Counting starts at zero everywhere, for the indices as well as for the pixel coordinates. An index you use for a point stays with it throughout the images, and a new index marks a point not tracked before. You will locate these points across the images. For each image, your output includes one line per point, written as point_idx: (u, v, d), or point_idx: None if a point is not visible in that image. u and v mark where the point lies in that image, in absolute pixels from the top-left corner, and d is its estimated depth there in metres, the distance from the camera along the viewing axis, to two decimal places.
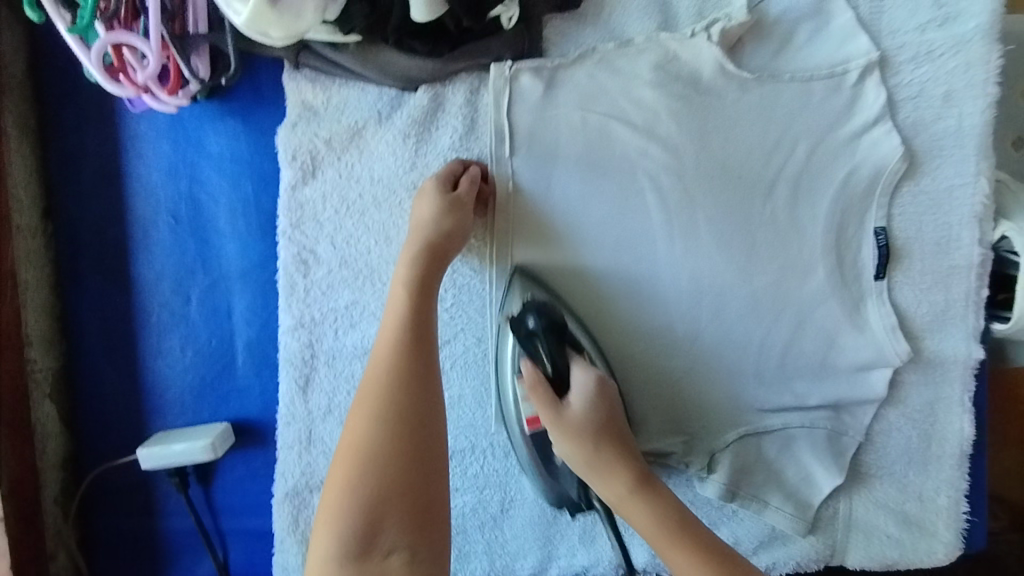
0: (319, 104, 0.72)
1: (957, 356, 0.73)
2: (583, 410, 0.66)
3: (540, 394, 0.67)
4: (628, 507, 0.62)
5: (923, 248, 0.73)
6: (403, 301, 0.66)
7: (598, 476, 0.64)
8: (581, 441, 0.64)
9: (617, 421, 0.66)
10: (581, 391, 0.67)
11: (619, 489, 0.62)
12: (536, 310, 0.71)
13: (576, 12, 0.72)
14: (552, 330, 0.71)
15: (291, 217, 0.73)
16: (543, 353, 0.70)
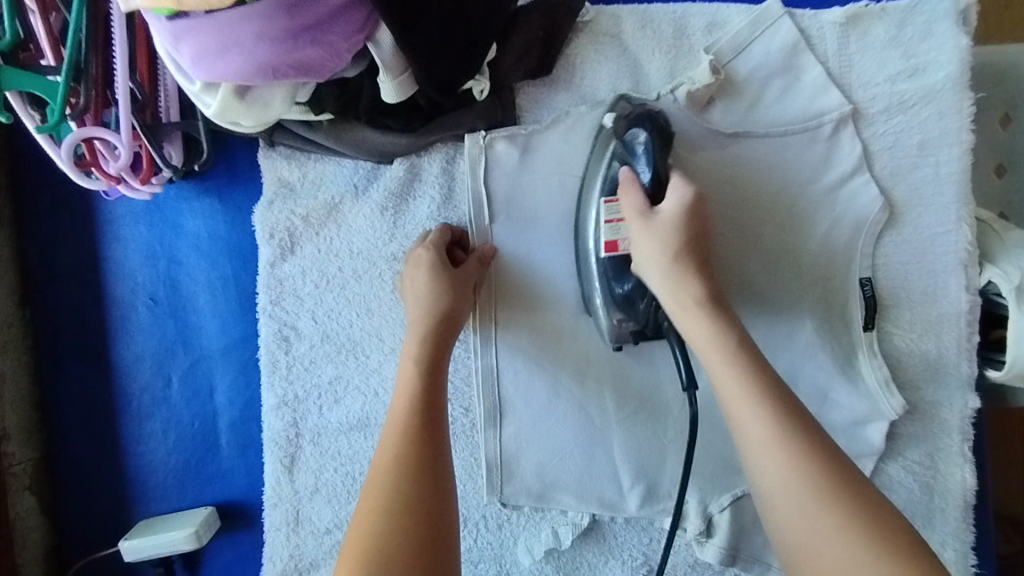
0: (295, 180, 0.72)
1: (953, 406, 0.72)
2: (672, 221, 0.62)
3: (634, 195, 0.63)
4: (684, 312, 0.60)
5: (910, 297, 0.72)
6: (412, 379, 0.62)
7: (666, 282, 0.61)
8: (663, 242, 0.61)
9: (704, 237, 0.63)
10: (677, 196, 0.63)
11: (688, 297, 0.60)
12: (644, 121, 0.66)
13: (549, 78, 0.72)
14: (657, 136, 0.65)
15: (271, 294, 0.73)
16: (642, 158, 0.64)
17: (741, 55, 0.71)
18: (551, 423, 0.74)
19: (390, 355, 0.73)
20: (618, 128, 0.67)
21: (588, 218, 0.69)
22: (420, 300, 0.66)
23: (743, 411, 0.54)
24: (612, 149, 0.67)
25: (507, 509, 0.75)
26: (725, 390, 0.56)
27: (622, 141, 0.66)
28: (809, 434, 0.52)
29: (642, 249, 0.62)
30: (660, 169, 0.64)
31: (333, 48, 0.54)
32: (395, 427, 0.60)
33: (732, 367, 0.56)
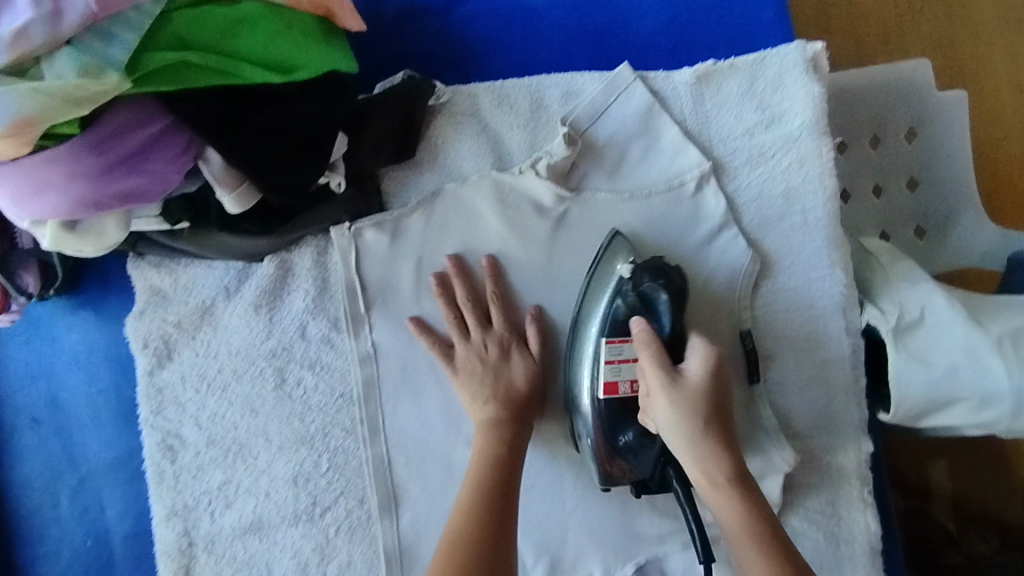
0: (166, 287, 0.72)
1: (846, 450, 0.71)
2: (702, 386, 0.56)
3: (655, 354, 0.58)
4: (714, 488, 0.56)
5: (794, 344, 0.72)
6: (489, 442, 0.65)
7: (688, 430, 0.56)
8: (691, 425, 0.56)
9: (724, 398, 0.58)
10: (701, 357, 0.58)
11: (719, 474, 0.55)
12: (654, 273, 0.64)
13: (411, 161, 0.73)
14: (674, 296, 0.62)
15: (151, 403, 0.72)
16: (662, 314, 0.61)
17: (599, 124, 0.72)
18: (448, 505, 0.72)
19: (278, 453, 0.72)
20: (633, 277, 0.65)
21: (596, 311, 0.66)
22: (491, 387, 0.68)
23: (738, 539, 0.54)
24: (616, 288, 0.65)
25: None
26: (735, 535, 0.54)
27: (635, 291, 0.64)
28: (778, 541, 0.53)
29: (660, 405, 0.57)
30: (678, 329, 0.61)
31: (158, 173, 0.54)
32: (462, 519, 0.59)
33: (758, 556, 0.52)
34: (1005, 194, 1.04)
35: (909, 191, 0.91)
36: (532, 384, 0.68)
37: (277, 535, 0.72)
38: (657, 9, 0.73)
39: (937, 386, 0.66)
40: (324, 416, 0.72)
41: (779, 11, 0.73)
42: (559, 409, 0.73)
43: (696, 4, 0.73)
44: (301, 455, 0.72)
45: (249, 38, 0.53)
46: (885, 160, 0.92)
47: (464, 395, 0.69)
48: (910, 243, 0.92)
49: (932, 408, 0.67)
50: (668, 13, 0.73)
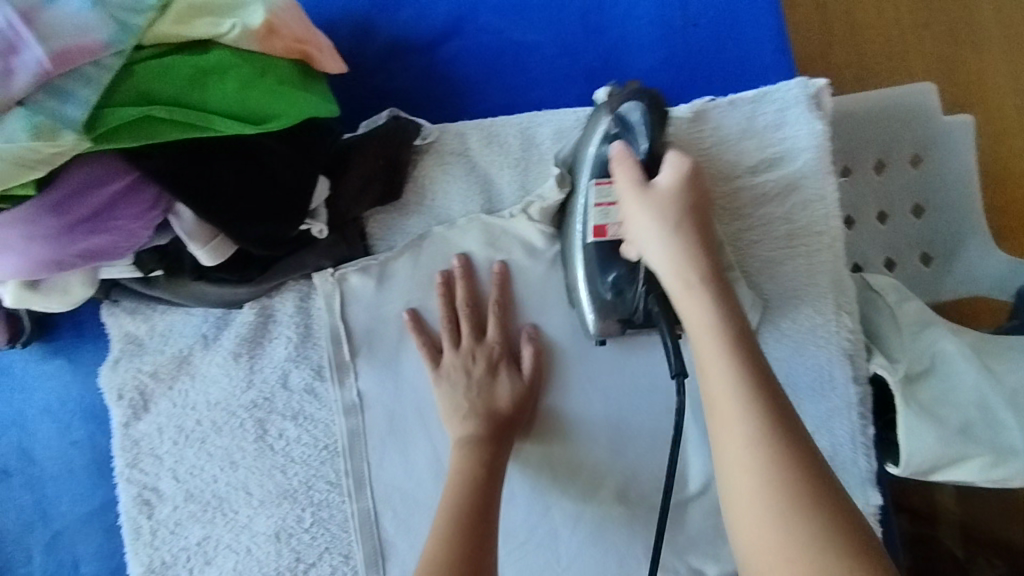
0: (143, 334, 0.69)
1: (855, 504, 0.68)
2: (672, 191, 0.53)
3: (626, 167, 0.55)
4: (686, 291, 0.51)
5: (797, 391, 0.69)
6: (466, 459, 0.62)
7: (665, 237, 0.52)
8: (666, 215, 0.52)
9: (704, 202, 0.54)
10: (674, 169, 0.54)
11: (692, 273, 0.51)
12: (641, 99, 0.60)
13: (398, 203, 0.70)
14: (653, 110, 0.60)
15: (127, 456, 0.69)
16: (640, 132, 0.59)
17: None
18: None
19: (259, 507, 0.69)
20: (614, 108, 0.61)
21: (580, 176, 0.64)
22: (472, 402, 0.65)
23: (722, 396, 0.47)
24: (604, 129, 0.62)
25: None
26: (699, 348, 0.49)
27: (616, 117, 0.61)
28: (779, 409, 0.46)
29: (638, 205, 0.53)
30: (656, 151, 0.58)
31: (124, 230, 0.51)
32: (451, 500, 0.59)
33: (723, 368, 0.47)
34: (1011, 213, 1.00)
35: (915, 219, 0.88)
36: (517, 405, 0.66)
37: None
38: (652, 46, 0.71)
39: (950, 443, 0.62)
40: (307, 468, 0.69)
41: (779, 44, 0.70)
42: (552, 459, 0.69)
43: (693, 40, 0.71)
44: (283, 510, 0.69)
45: (219, 87, 0.50)
46: (889, 187, 0.88)
47: (446, 406, 0.66)
48: (915, 272, 0.90)
49: (946, 466, 0.63)
50: (663, 50, 0.71)
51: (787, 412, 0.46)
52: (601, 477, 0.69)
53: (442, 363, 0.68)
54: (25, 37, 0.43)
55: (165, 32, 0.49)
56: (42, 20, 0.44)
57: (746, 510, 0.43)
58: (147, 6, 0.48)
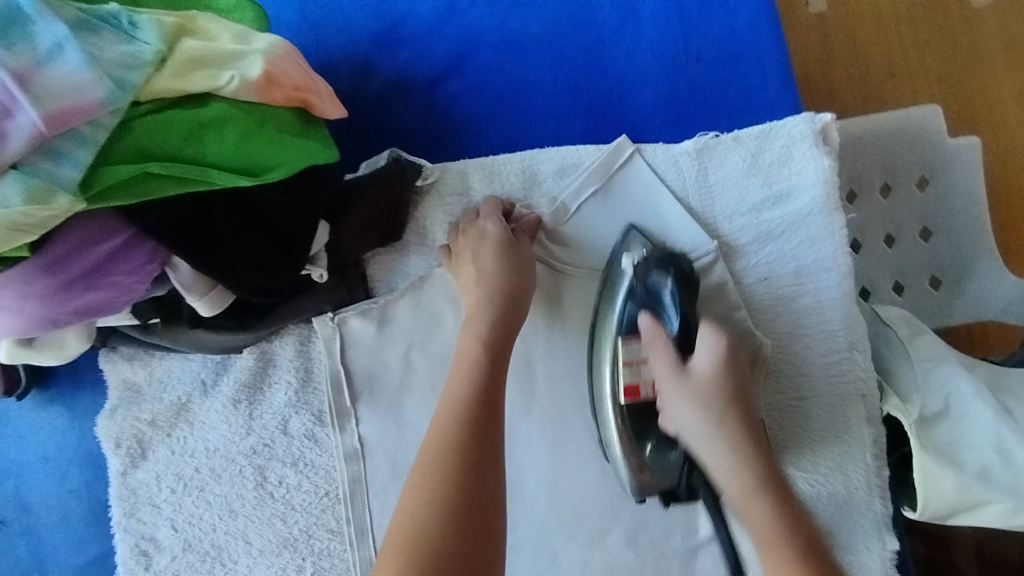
0: (140, 381, 0.67)
1: (874, 549, 0.66)
2: (708, 374, 0.59)
3: (662, 349, 0.60)
4: (743, 496, 0.55)
5: (811, 433, 0.67)
6: (475, 328, 0.59)
7: (719, 449, 0.57)
8: (725, 445, 0.57)
9: (744, 393, 0.59)
10: (711, 353, 0.59)
11: (748, 485, 0.55)
12: (669, 262, 0.64)
13: (398, 243, 0.69)
14: (681, 282, 0.63)
15: (124, 505, 0.67)
16: (670, 305, 0.62)
17: (584, 205, 0.69)
18: None
19: (259, 557, 0.68)
20: (640, 271, 0.64)
21: (619, 284, 0.65)
22: (489, 251, 0.62)
23: (766, 547, 0.52)
24: (630, 286, 0.64)
25: None
26: (742, 503, 0.55)
27: (642, 283, 0.64)
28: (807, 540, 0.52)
29: (718, 467, 0.57)
30: (682, 313, 0.62)
31: (121, 284, 0.50)
32: (460, 382, 0.55)
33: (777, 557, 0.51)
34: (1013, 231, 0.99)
35: (925, 244, 0.87)
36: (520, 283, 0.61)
37: None
38: (654, 82, 0.70)
39: (970, 488, 0.60)
40: (307, 517, 0.68)
41: (783, 77, 0.69)
42: (558, 505, 0.68)
43: (696, 75, 0.70)
44: (283, 559, 0.68)
45: (218, 140, 0.49)
46: (896, 211, 0.87)
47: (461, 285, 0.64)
48: (926, 297, 0.88)
49: (963, 510, 0.61)
50: (665, 86, 0.70)
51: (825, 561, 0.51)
52: (607, 523, 0.67)
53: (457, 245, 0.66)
54: (19, 100, 0.42)
55: (161, 86, 0.48)
56: (36, 82, 0.43)
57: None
58: (144, 61, 0.48)
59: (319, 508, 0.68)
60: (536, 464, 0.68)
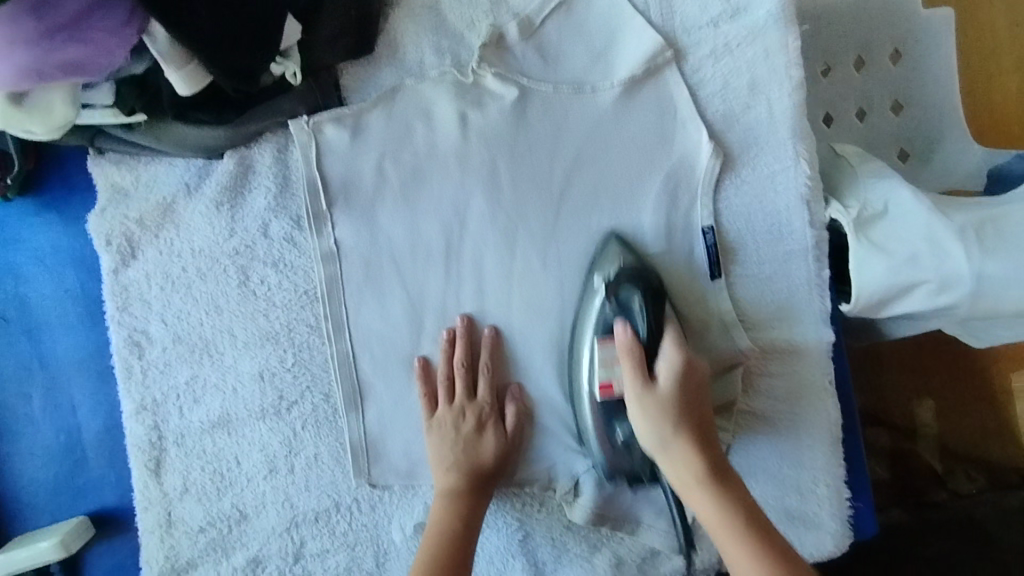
0: (128, 185, 0.72)
1: (810, 342, 0.70)
2: (668, 392, 0.63)
3: (633, 364, 0.64)
4: (691, 488, 0.61)
5: (756, 238, 0.72)
6: (448, 457, 0.69)
7: (670, 455, 0.62)
8: (664, 423, 0.62)
9: (699, 403, 0.64)
10: (670, 368, 0.64)
11: (694, 470, 0.61)
12: (640, 280, 0.67)
13: (370, 57, 0.72)
14: (650, 296, 0.66)
15: (117, 300, 0.72)
16: (638, 315, 0.66)
17: (549, 20, 0.71)
18: (412, 399, 0.73)
19: (244, 349, 0.73)
20: (611, 286, 0.68)
21: (596, 302, 0.69)
22: (456, 434, 0.70)
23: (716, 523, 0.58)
24: (606, 300, 0.68)
25: (378, 490, 0.74)
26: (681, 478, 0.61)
27: (617, 298, 0.67)
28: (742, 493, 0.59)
29: (670, 460, 0.62)
30: (654, 326, 0.66)
31: (101, 44, 0.55)
32: (447, 488, 0.68)
33: (740, 546, 0.56)
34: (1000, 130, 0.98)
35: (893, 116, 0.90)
36: (498, 459, 0.70)
37: (244, 429, 0.73)
38: None
39: (899, 272, 0.66)
40: (288, 313, 0.73)
41: None
42: (521, 305, 0.72)
43: None
44: (265, 351, 0.73)
45: None
46: (868, 84, 0.90)
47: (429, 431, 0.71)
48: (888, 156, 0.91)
49: (894, 296, 0.67)
50: None
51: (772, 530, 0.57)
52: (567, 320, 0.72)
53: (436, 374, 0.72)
54: None
55: None
56: None
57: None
58: None
59: (297, 306, 0.73)
60: (499, 268, 0.72)
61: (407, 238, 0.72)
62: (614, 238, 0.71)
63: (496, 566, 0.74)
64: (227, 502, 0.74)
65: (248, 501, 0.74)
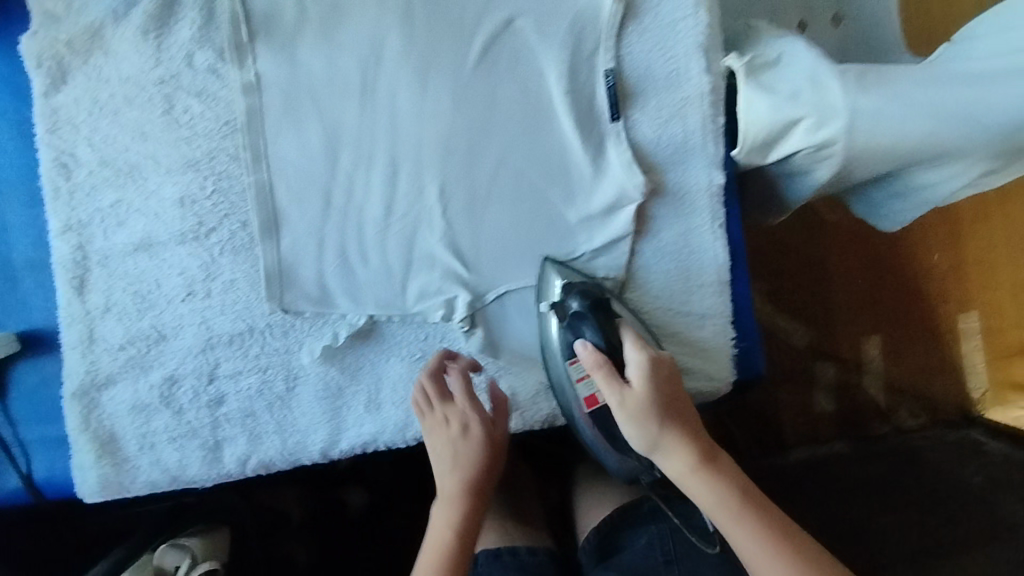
0: (60, 11, 0.75)
1: (700, 185, 0.75)
2: (643, 393, 0.66)
3: (604, 376, 0.68)
4: (687, 476, 0.65)
5: (656, 85, 0.75)
6: (447, 473, 0.72)
7: (664, 450, 0.66)
8: (648, 421, 0.65)
9: (676, 395, 0.67)
10: (639, 370, 0.66)
11: (691, 461, 0.65)
12: (584, 292, 0.72)
13: None
14: (597, 308, 0.71)
15: (47, 122, 0.76)
16: (590, 329, 0.71)
17: None
18: (325, 231, 0.77)
19: (166, 176, 0.77)
20: (562, 313, 0.72)
21: (552, 336, 0.74)
22: (447, 446, 0.72)
23: (755, 555, 0.62)
24: (559, 323, 0.73)
25: (290, 316, 0.77)
26: (676, 470, 0.66)
27: (567, 321, 0.72)
28: (747, 487, 0.65)
29: (663, 454, 0.66)
30: (610, 332, 0.70)
31: None
32: (445, 494, 0.72)
33: (732, 518, 0.64)
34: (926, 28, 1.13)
35: None
36: (487, 463, 0.73)
37: (166, 253, 0.77)
38: None
39: (780, 108, 0.70)
40: (209, 141, 0.76)
41: None
42: (431, 144, 0.75)
43: None
44: (187, 178, 0.76)
45: None
46: None
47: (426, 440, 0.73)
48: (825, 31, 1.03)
49: (778, 134, 0.71)
50: None
51: (746, 492, 0.65)
52: (475, 158, 0.75)
53: (351, 209, 0.77)
54: None
55: None
56: None
57: None
58: None
59: (218, 134, 0.76)
60: (413, 105, 0.75)
61: (326, 73, 0.75)
62: (551, 263, 0.75)
63: (399, 394, 0.79)
64: (146, 322, 0.77)
65: (167, 323, 0.77)
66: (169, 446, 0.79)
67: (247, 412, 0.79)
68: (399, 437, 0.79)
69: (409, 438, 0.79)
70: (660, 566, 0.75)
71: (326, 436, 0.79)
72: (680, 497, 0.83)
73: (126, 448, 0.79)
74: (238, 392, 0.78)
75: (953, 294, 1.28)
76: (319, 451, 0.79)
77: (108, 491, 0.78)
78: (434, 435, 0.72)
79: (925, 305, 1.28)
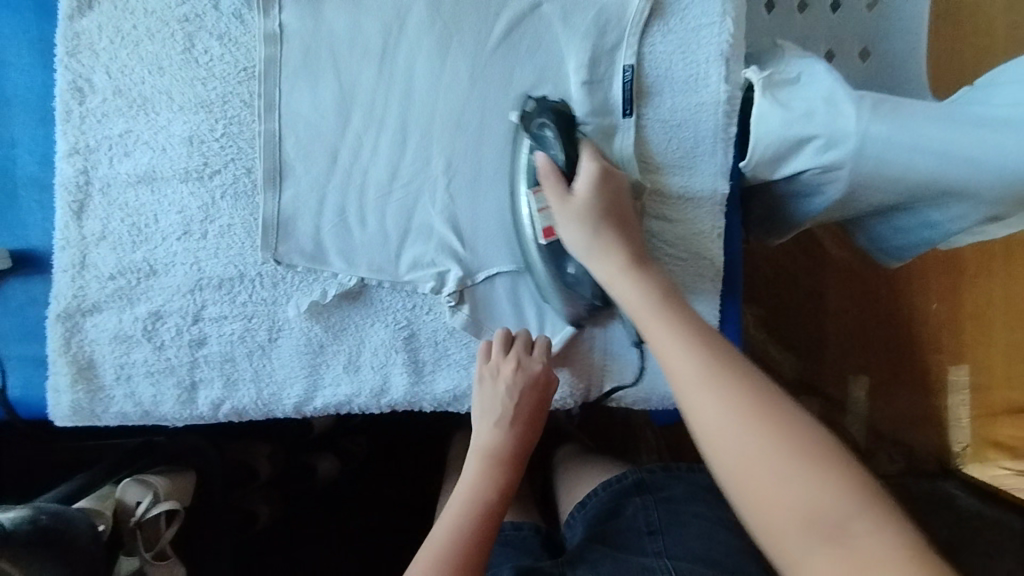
0: None
1: (704, 192, 0.75)
2: (587, 200, 0.69)
3: (556, 183, 0.70)
4: (617, 280, 0.67)
5: (673, 87, 0.75)
6: (494, 428, 0.74)
7: (595, 250, 0.69)
8: (581, 216, 0.69)
9: (619, 202, 0.70)
10: (586, 177, 0.70)
11: (619, 262, 0.68)
12: (550, 109, 0.71)
13: None
14: (560, 119, 0.71)
15: (68, 44, 0.76)
16: (553, 141, 0.71)
17: None
18: (326, 188, 0.77)
19: (177, 113, 0.77)
20: (529, 124, 0.72)
21: (521, 165, 0.74)
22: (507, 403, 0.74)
23: (673, 360, 0.59)
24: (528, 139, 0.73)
25: (282, 268, 0.78)
26: (612, 277, 0.68)
27: (532, 132, 0.72)
28: (683, 310, 0.64)
29: (595, 254, 0.69)
30: (571, 153, 0.71)
31: None
32: (483, 449, 0.74)
33: (655, 318, 0.63)
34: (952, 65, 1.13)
35: None
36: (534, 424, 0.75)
37: (167, 189, 0.78)
38: None
39: (791, 125, 0.70)
40: (224, 84, 0.77)
41: None
42: (442, 115, 0.76)
43: None
44: (198, 117, 0.77)
45: None
46: None
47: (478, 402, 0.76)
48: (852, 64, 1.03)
49: (787, 151, 0.72)
50: None
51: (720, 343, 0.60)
52: (485, 135, 0.76)
53: (355, 170, 0.77)
54: None
55: None
56: None
57: (714, 416, 0.54)
58: None
59: (233, 78, 0.77)
60: (430, 74, 0.75)
61: (349, 33, 0.75)
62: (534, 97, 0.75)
63: (379, 358, 0.79)
64: (139, 255, 0.78)
65: (159, 258, 0.78)
66: (146, 380, 0.79)
67: (227, 356, 0.79)
68: (373, 401, 0.81)
69: (382, 403, 0.81)
70: (644, 539, 0.74)
71: (302, 391, 0.80)
72: (651, 474, 0.82)
73: (103, 376, 0.79)
74: (220, 335, 0.79)
75: (946, 345, 1.25)
76: (293, 405, 0.81)
77: (79, 416, 0.80)
78: (492, 395, 0.75)
79: (915, 351, 1.26)
